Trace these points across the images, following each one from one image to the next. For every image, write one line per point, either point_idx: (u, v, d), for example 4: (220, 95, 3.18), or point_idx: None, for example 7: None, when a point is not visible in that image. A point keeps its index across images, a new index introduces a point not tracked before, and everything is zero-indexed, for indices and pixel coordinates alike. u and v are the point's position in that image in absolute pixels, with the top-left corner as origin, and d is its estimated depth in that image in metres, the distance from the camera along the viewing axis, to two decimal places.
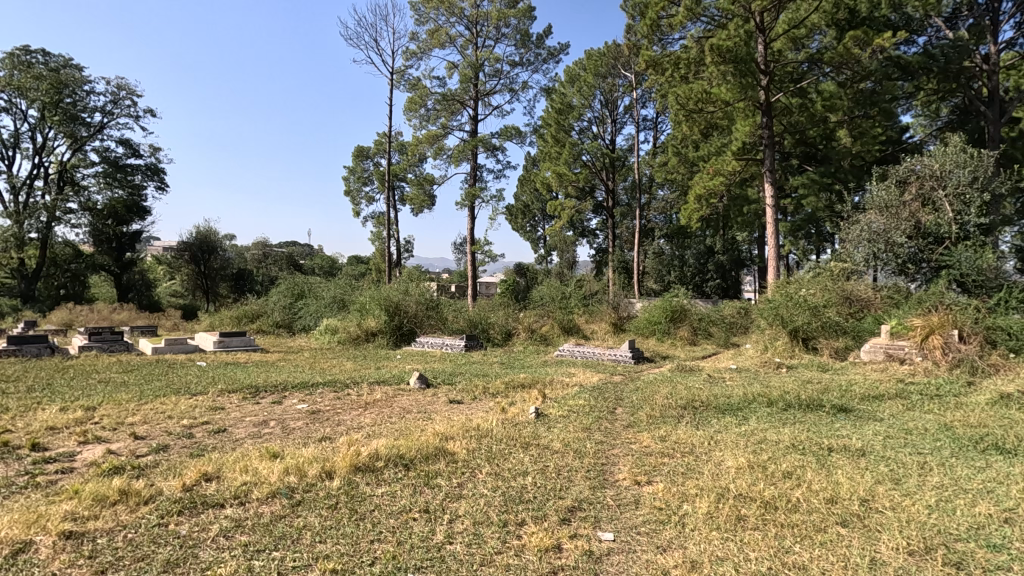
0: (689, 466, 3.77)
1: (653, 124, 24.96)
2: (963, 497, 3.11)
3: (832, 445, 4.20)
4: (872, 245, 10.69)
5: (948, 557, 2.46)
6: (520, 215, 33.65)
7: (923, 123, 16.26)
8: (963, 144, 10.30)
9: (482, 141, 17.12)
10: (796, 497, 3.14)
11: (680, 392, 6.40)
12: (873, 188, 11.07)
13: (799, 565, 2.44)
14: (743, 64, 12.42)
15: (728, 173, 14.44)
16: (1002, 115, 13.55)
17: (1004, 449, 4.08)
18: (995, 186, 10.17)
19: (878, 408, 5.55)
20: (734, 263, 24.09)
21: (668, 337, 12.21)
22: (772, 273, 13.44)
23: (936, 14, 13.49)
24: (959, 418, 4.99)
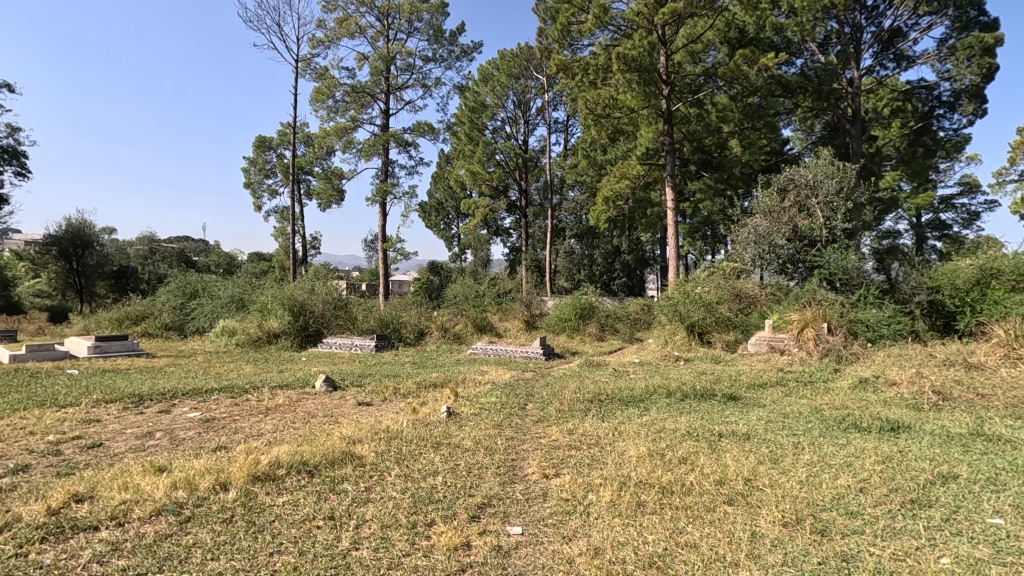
0: (594, 457, 3.95)
1: (564, 127, 25.71)
2: (828, 471, 3.50)
3: (722, 431, 4.55)
4: (757, 246, 11.71)
5: (815, 526, 2.76)
6: (433, 213, 33.30)
7: (801, 137, 18.03)
8: (832, 157, 11.56)
9: (394, 136, 16.76)
10: (690, 480, 3.38)
11: (588, 386, 6.65)
12: (758, 194, 12.14)
13: (691, 544, 2.63)
14: (646, 74, 13.11)
15: (633, 176, 15.19)
16: (862, 133, 15.39)
17: (861, 427, 4.64)
18: (856, 195, 11.51)
19: (761, 395, 6.10)
20: (639, 262, 25.37)
21: (577, 334, 12.65)
22: (672, 272, 14.30)
23: (811, 39, 15.00)
24: (827, 401, 5.59)
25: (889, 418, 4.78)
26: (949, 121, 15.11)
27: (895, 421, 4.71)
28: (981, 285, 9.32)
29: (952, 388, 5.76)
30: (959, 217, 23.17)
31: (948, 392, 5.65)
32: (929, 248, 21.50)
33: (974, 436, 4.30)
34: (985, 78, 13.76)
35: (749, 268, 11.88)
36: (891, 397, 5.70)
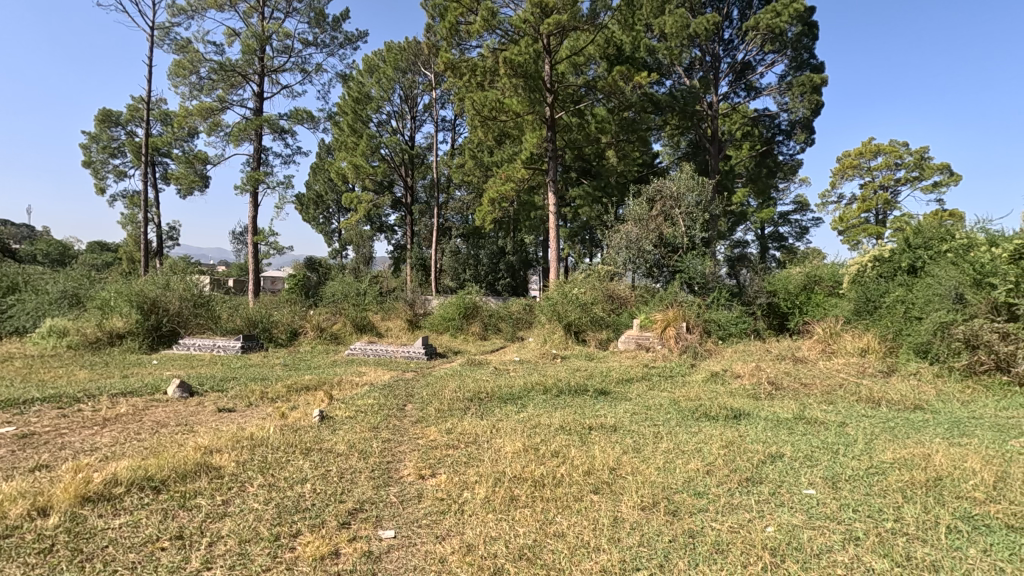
0: (471, 455, 3.98)
1: (451, 126, 25.67)
2: (681, 458, 3.86)
3: (592, 424, 4.83)
4: (629, 251, 12.58)
5: (668, 507, 3.03)
6: (311, 206, 31.49)
7: (669, 152, 19.66)
8: (693, 172, 12.77)
9: (268, 121, 15.57)
10: (561, 473, 3.54)
11: (468, 385, 6.69)
12: (630, 203, 13.05)
13: (559, 533, 2.76)
14: (532, 80, 13.51)
15: (517, 179, 15.52)
16: (719, 152, 17.17)
17: (710, 415, 5.18)
18: (713, 207, 12.81)
19: (628, 389, 6.56)
20: (522, 263, 26.05)
21: (461, 333, 12.69)
22: (553, 273, 14.85)
23: (678, 63, 16.43)
24: (684, 393, 6.16)
25: (732, 407, 5.39)
26: (787, 147, 17.30)
27: (737, 410, 5.32)
28: (808, 290, 11.12)
29: (783, 378, 6.64)
30: (793, 230, 26.75)
31: (780, 381, 6.52)
32: (770, 257, 24.60)
33: (797, 419, 4.99)
34: (814, 112, 16.02)
35: (621, 271, 12.71)
36: (735, 388, 6.43)
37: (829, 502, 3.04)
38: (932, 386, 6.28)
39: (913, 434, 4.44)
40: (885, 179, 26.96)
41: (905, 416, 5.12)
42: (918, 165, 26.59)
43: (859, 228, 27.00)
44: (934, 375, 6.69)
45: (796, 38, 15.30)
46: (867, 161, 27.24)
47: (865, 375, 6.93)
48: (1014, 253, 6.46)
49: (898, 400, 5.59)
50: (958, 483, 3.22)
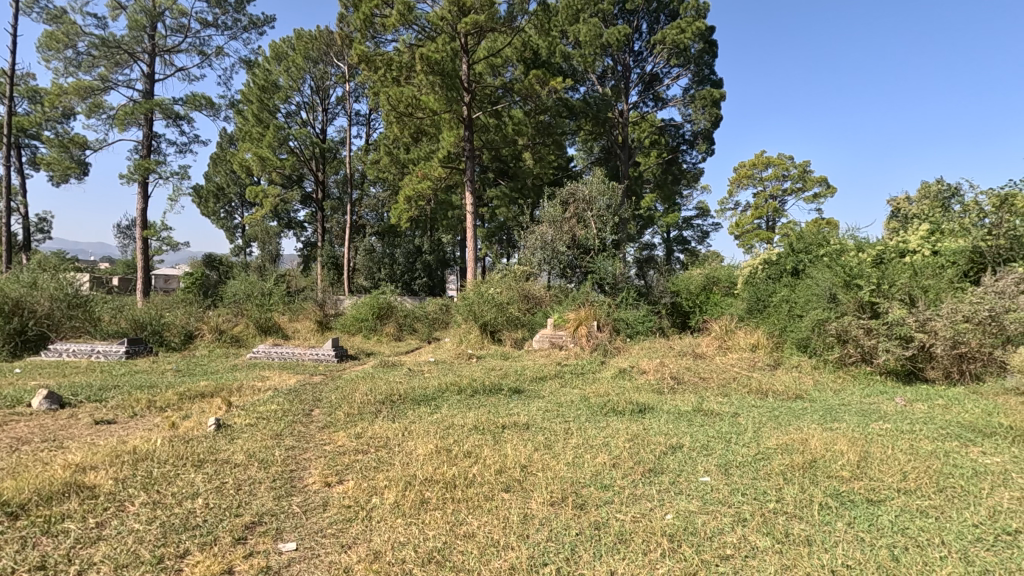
0: (381, 459, 3.88)
1: (366, 121, 24.94)
2: (590, 452, 3.99)
3: (505, 423, 4.87)
4: (544, 251, 12.83)
5: (576, 501, 3.12)
6: (210, 199, 29.30)
7: (582, 157, 20.27)
8: (604, 177, 13.26)
9: (160, 105, 14.28)
10: (472, 473, 3.53)
11: (380, 387, 6.51)
12: (545, 204, 13.32)
13: (469, 534, 2.75)
14: (449, 78, 13.40)
15: (434, 178, 15.33)
16: (628, 158, 17.98)
17: (617, 410, 5.41)
18: (623, 211, 13.38)
19: (541, 387, 6.69)
20: (439, 263, 25.80)
21: (374, 334, 12.32)
22: (470, 273, 14.82)
23: (592, 71, 17.00)
24: (594, 390, 6.38)
25: (638, 402, 5.65)
26: (690, 156, 18.45)
27: (642, 404, 5.59)
28: (707, 290, 11.95)
29: (684, 373, 7.07)
30: (695, 234, 28.57)
31: (681, 376, 6.94)
32: (674, 259, 26.12)
33: (695, 411, 5.33)
34: (713, 124, 17.21)
35: (536, 271, 12.92)
36: (641, 383, 6.76)
37: (721, 488, 3.27)
38: (811, 376, 6.96)
39: (793, 421, 4.90)
40: (774, 189, 29.51)
41: (788, 405, 5.63)
42: (802, 177, 29.37)
43: (752, 233, 29.35)
44: (811, 367, 7.42)
45: (699, 54, 16.37)
46: (759, 172, 29.69)
47: (755, 368, 7.54)
48: (906, 266, 7.08)
49: (782, 391, 6.13)
50: (829, 464, 3.58)
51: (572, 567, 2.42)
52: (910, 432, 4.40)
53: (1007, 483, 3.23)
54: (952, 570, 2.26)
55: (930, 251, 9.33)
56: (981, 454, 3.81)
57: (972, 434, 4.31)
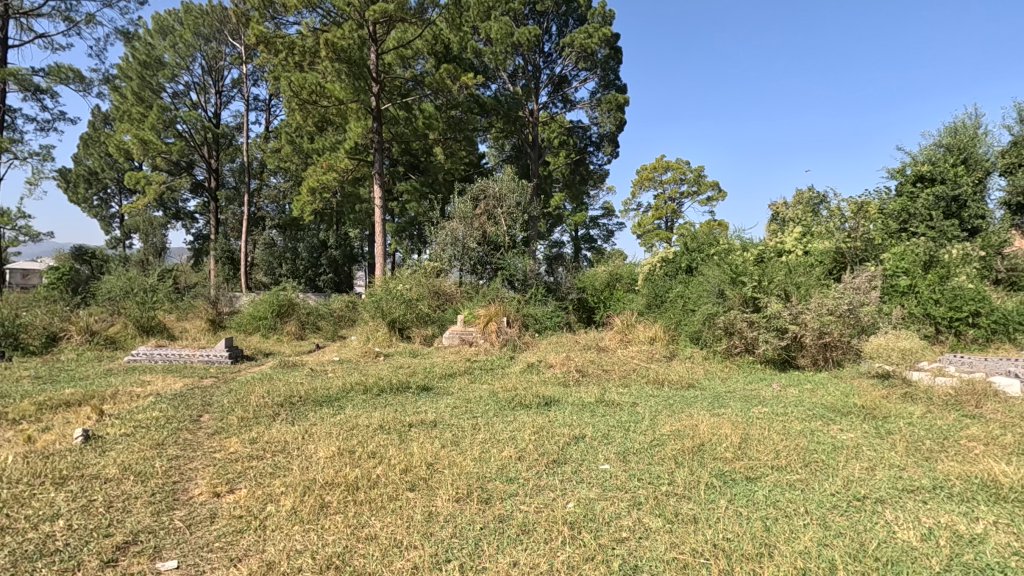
0: (277, 464, 3.67)
1: (266, 106, 23.46)
2: (496, 447, 4.03)
3: (412, 421, 4.79)
4: (454, 248, 12.74)
5: (481, 496, 3.13)
6: (81, 184, 26.17)
7: (494, 154, 20.37)
8: (514, 175, 13.45)
9: (15, 75, 12.50)
10: (376, 474, 3.44)
11: (278, 389, 6.15)
12: (455, 200, 13.19)
13: (371, 536, 2.68)
14: (356, 67, 12.91)
15: (341, 170, 14.73)
16: (538, 157, 18.34)
17: (525, 403, 5.52)
18: (532, 208, 13.61)
19: (450, 384, 6.68)
20: (346, 258, 24.81)
21: (274, 333, 11.64)
22: (379, 268, 14.40)
23: (503, 69, 17.11)
24: (504, 385, 6.45)
25: (545, 395, 5.80)
26: (596, 158, 19.17)
27: (549, 397, 5.74)
28: (611, 286, 12.51)
29: (589, 366, 7.34)
30: (602, 233, 29.74)
31: (586, 369, 7.20)
32: (582, 256, 27.05)
33: (598, 402, 5.57)
34: (618, 128, 18.00)
35: (447, 267, 12.81)
36: (549, 376, 6.96)
37: (619, 474, 3.44)
38: (701, 366, 7.52)
39: (685, 408, 5.25)
40: (672, 191, 31.43)
41: (681, 393, 6.05)
42: (697, 181, 31.53)
43: (653, 232, 31.07)
44: (702, 357, 8.02)
45: (604, 60, 17.07)
46: (659, 175, 31.49)
47: (653, 360, 8.00)
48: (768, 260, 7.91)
49: (677, 380, 6.58)
50: (714, 447, 3.87)
51: (475, 562, 2.43)
52: (784, 414, 4.89)
53: (858, 456, 3.68)
54: (813, 534, 2.53)
55: (802, 252, 10.39)
56: (840, 431, 4.31)
57: (834, 413, 4.86)
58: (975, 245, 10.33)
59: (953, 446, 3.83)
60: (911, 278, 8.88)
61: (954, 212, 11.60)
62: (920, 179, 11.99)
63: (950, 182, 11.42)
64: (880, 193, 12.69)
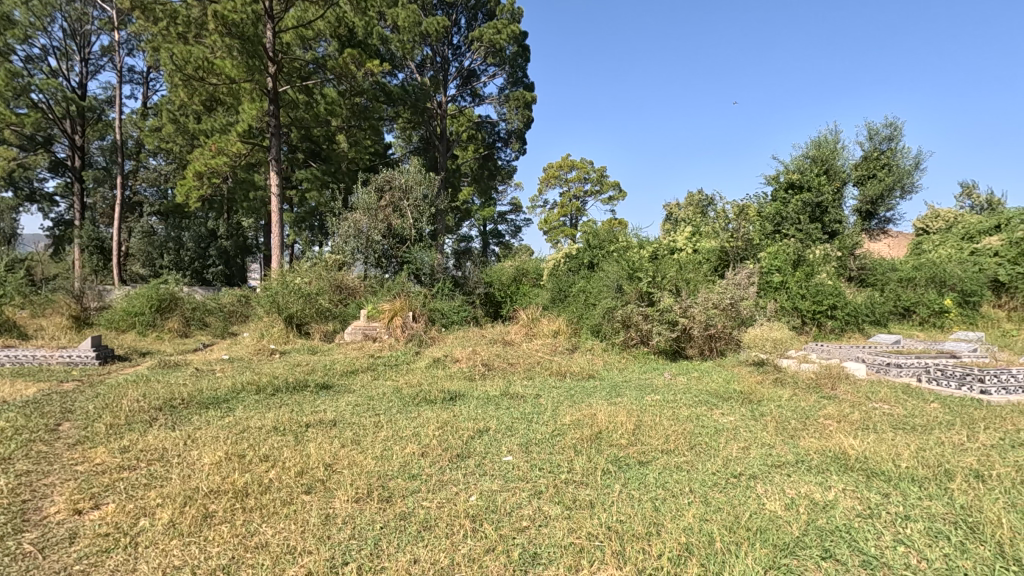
0: (153, 474, 3.35)
1: (144, 80, 21.20)
2: (399, 444, 3.95)
3: (309, 421, 4.56)
4: (357, 240, 12.30)
5: (382, 495, 3.06)
6: None
7: (401, 145, 19.87)
8: (420, 166, 13.17)
9: None
10: (269, 478, 3.25)
11: (157, 391, 5.60)
12: (359, 190, 12.69)
13: (262, 544, 2.53)
14: (250, 44, 11.98)
15: (232, 154, 13.63)
16: (446, 150, 18.14)
17: (429, 399, 5.46)
18: (439, 202, 13.44)
19: (351, 381, 6.45)
20: (238, 250, 23.02)
21: (152, 330, 10.57)
22: (275, 260, 13.56)
23: (411, 58, 16.68)
24: (407, 381, 6.34)
25: (449, 390, 5.77)
26: (504, 154, 19.32)
27: (453, 392, 5.72)
28: (517, 281, 12.75)
29: (494, 359, 7.41)
30: (510, 229, 30.09)
31: (491, 362, 7.26)
32: (489, 251, 27.22)
33: (503, 395, 5.64)
34: (525, 125, 18.46)
35: (350, 260, 12.35)
36: (454, 371, 6.94)
37: (521, 465, 3.51)
38: (601, 357, 7.88)
39: (585, 398, 5.47)
40: (577, 190, 32.51)
41: (581, 384, 6.31)
42: (600, 180, 32.88)
43: (559, 229, 31.98)
44: (602, 349, 8.39)
45: (513, 57, 17.19)
46: (565, 173, 32.41)
47: (556, 352, 8.24)
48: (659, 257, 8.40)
49: (578, 371, 6.84)
50: (610, 434, 4.06)
51: (374, 563, 2.37)
52: (673, 401, 5.25)
53: (736, 436, 4.04)
54: (695, 512, 2.74)
55: (691, 249, 11.15)
56: (721, 415, 4.70)
57: (716, 399, 5.30)
58: (833, 246, 11.68)
59: (812, 424, 4.32)
60: (782, 276, 9.82)
61: (818, 217, 13.04)
62: (791, 187, 13.13)
63: (815, 190, 12.77)
64: (758, 197, 13.93)
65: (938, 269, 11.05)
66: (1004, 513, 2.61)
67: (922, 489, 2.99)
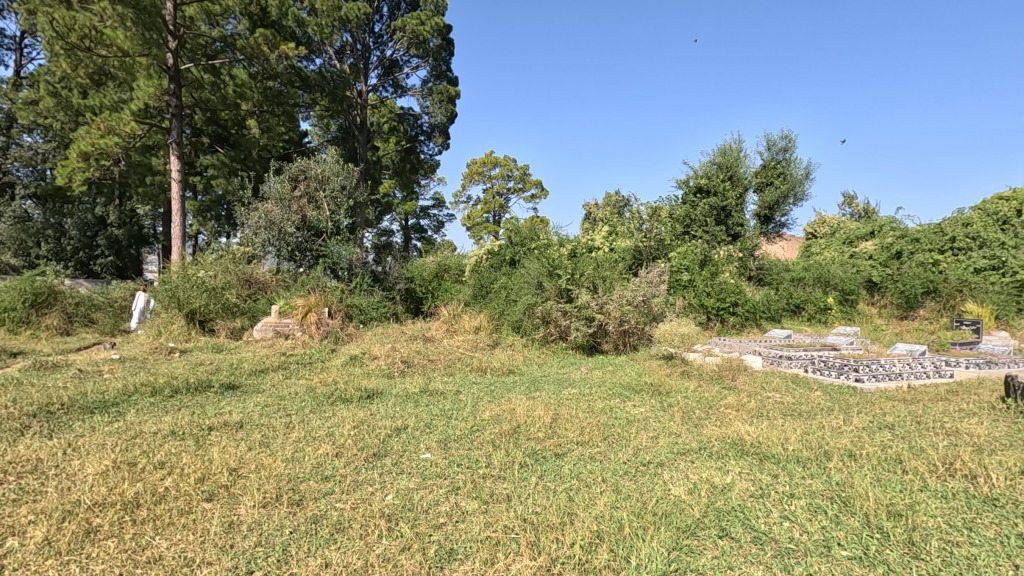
0: (25, 489, 3.00)
1: (16, 45, 18.83)
2: (312, 444, 3.80)
3: (212, 424, 4.28)
4: (269, 232, 11.64)
5: (292, 498, 2.93)
6: None
7: (318, 134, 18.85)
8: (338, 157, 12.64)
9: None
10: (165, 486, 3.01)
11: (31, 396, 5.01)
12: (271, 179, 12.00)
13: (155, 558, 2.34)
14: (146, 15, 10.98)
15: (125, 134, 12.38)
16: (367, 141, 17.55)
17: (345, 398, 5.29)
18: (358, 193, 13.00)
19: (261, 381, 6.11)
20: (132, 239, 21.01)
21: (27, 327, 9.43)
22: (175, 252, 12.53)
23: (330, 43, 15.66)
24: (322, 379, 6.11)
25: (367, 388, 5.62)
26: (427, 147, 19.01)
27: (371, 390, 5.57)
28: (438, 277, 12.67)
29: (414, 356, 7.30)
30: (432, 224, 29.74)
31: (411, 359, 7.16)
32: (411, 245, 26.75)
33: (422, 392, 5.58)
34: (449, 120, 18.21)
35: (260, 254, 11.73)
36: (372, 368, 6.78)
37: (440, 462, 3.50)
38: (521, 353, 8.00)
39: (505, 394, 5.54)
40: (500, 187, 32.72)
41: (502, 379, 6.39)
42: (523, 178, 33.29)
43: (482, 225, 32.04)
44: (522, 345, 8.53)
45: (437, 50, 16.95)
46: (488, 170, 32.51)
47: (477, 348, 8.27)
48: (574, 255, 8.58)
49: (498, 366, 6.91)
50: (528, 429, 4.14)
51: (282, 569, 2.27)
52: (588, 395, 5.43)
53: (646, 427, 4.27)
54: (606, 500, 2.86)
55: (608, 248, 11.59)
56: (633, 406, 4.93)
57: (629, 391, 5.55)
58: (736, 247, 12.56)
59: (714, 413, 4.64)
60: (691, 275, 10.43)
61: (723, 220, 13.98)
62: (699, 191, 14.15)
63: (720, 195, 13.71)
64: (670, 200, 14.71)
65: (824, 270, 12.21)
66: (870, 487, 2.94)
67: (806, 469, 3.30)
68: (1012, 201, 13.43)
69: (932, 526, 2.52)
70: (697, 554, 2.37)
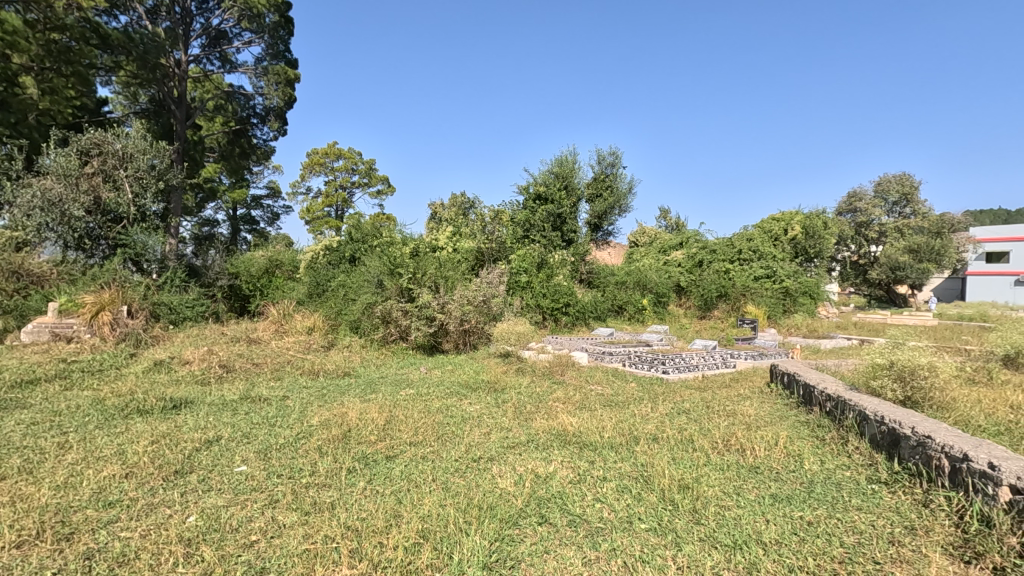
0: None
1: None
2: (93, 467, 3.22)
3: None
4: (46, 213, 9.52)
5: (59, 533, 2.45)
6: None
7: (122, 103, 15.19)
8: (146, 132, 10.91)
9: None
10: None
11: None
12: (51, 150, 9.90)
13: None
14: None
15: None
16: (186, 117, 15.25)
17: (144, 409, 4.59)
18: (172, 176, 11.27)
19: (28, 395, 5.00)
20: None
21: None
22: None
23: None
24: (113, 390, 5.21)
25: (173, 397, 4.94)
26: (259, 131, 17.31)
27: (178, 399, 4.91)
28: (268, 273, 11.66)
29: (235, 360, 6.60)
30: (264, 215, 27.21)
31: (231, 363, 6.45)
32: (237, 238, 24.16)
33: (242, 399, 5.07)
34: (286, 104, 16.82)
35: (34, 241, 9.62)
36: (182, 375, 5.97)
37: (256, 474, 3.20)
38: (358, 354, 7.68)
39: (338, 397, 5.26)
40: (342, 180, 31.15)
41: (336, 382, 6.07)
42: (367, 173, 32.08)
43: (322, 219, 30.18)
44: (360, 346, 8.21)
45: (273, 27, 15.66)
46: (330, 161, 30.76)
47: (309, 350, 7.76)
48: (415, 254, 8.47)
49: (332, 369, 6.55)
50: (360, 432, 3.98)
51: None
52: (425, 395, 5.40)
53: (478, 423, 4.38)
54: (433, 499, 2.87)
55: (451, 249, 11.73)
56: (469, 405, 5.01)
57: (466, 390, 5.65)
58: (569, 252, 13.50)
59: (543, 406, 4.93)
60: (528, 276, 10.93)
61: (559, 226, 14.89)
62: (538, 198, 14.92)
63: (557, 202, 14.57)
64: (512, 204, 15.29)
65: (642, 275, 13.67)
66: (667, 465, 3.36)
67: (617, 453, 3.66)
68: (781, 222, 16.40)
69: (711, 494, 2.96)
70: (517, 542, 2.48)
